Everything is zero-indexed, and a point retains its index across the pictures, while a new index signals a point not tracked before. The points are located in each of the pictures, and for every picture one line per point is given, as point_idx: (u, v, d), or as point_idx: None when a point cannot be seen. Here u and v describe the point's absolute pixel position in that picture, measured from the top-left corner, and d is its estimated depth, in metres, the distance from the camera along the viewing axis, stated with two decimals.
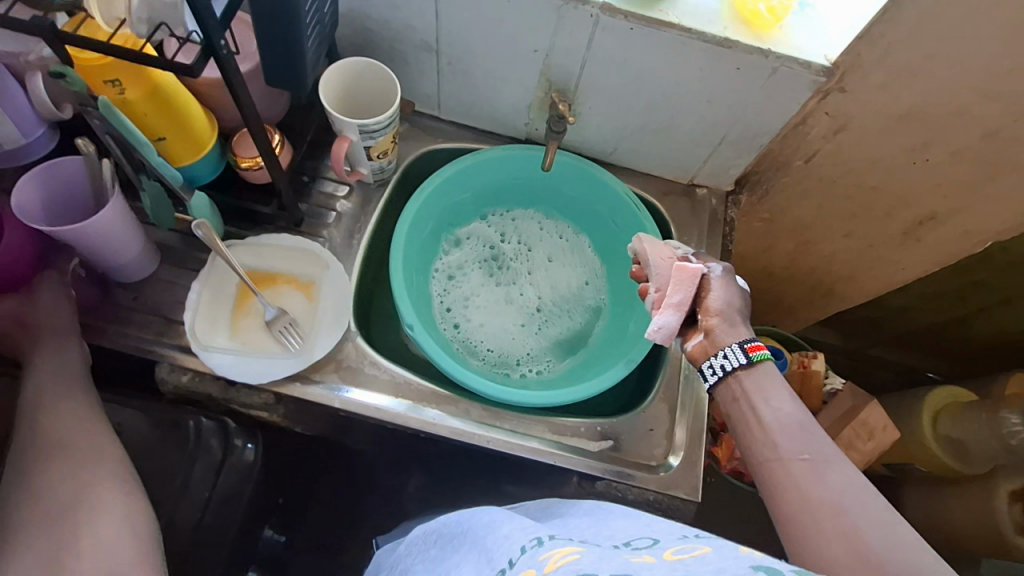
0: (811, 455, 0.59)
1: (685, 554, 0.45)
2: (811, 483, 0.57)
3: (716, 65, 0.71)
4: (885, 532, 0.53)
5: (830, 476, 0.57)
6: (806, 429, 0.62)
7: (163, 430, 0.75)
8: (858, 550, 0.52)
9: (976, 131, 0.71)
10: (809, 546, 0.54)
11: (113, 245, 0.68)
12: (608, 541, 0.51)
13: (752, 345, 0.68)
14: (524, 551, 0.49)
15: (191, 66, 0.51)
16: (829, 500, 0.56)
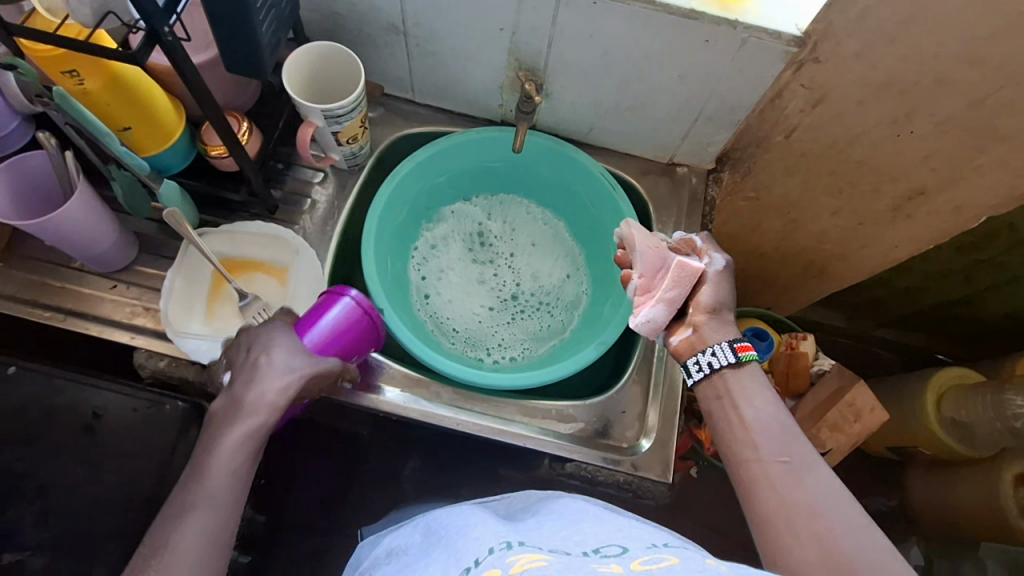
0: (795, 458, 0.58)
1: (652, 565, 0.46)
2: (791, 484, 0.56)
3: (685, 39, 0.69)
4: (860, 538, 0.52)
5: (811, 479, 0.56)
6: (790, 429, 0.60)
7: (140, 412, 0.76)
8: (831, 556, 0.51)
9: (961, 99, 0.68)
10: (781, 548, 0.54)
11: (86, 235, 0.69)
12: (578, 548, 0.51)
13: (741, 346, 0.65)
14: (491, 552, 0.50)
15: (135, 53, 0.52)
16: (807, 502, 0.54)
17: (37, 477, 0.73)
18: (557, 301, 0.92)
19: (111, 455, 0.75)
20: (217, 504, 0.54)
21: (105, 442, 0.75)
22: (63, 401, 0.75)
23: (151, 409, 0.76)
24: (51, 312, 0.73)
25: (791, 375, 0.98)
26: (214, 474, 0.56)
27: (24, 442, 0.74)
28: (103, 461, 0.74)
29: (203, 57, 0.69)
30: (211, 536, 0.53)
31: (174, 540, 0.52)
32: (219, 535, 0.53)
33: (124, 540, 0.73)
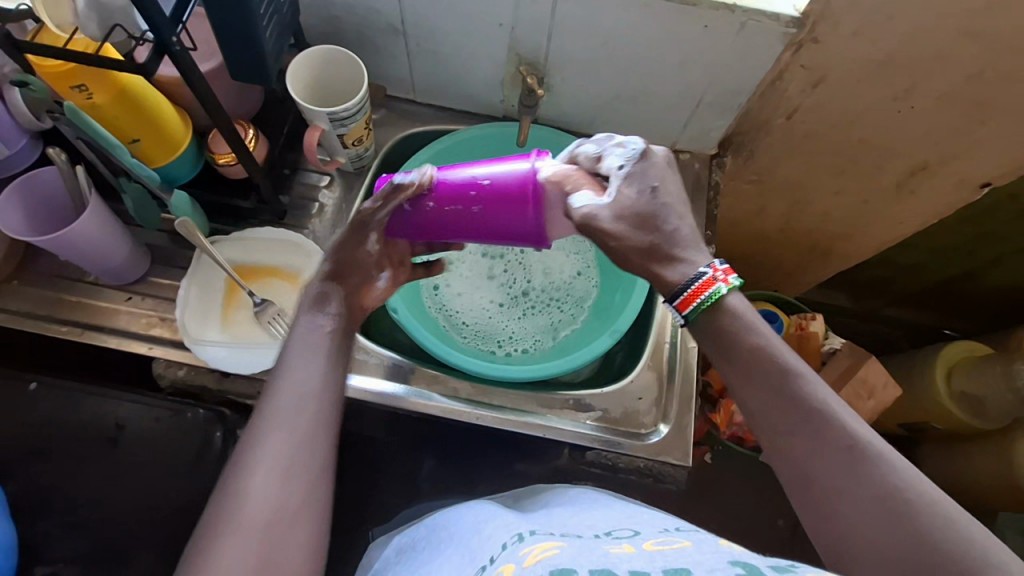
0: (820, 435, 0.52)
1: (665, 545, 0.46)
2: (824, 470, 0.51)
3: (684, 26, 0.69)
4: (917, 512, 0.47)
5: (844, 456, 0.50)
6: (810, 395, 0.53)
7: (162, 421, 0.76)
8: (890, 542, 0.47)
9: (959, 72, 0.69)
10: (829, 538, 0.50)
11: (98, 248, 0.70)
12: (590, 530, 0.52)
13: (684, 300, 0.57)
14: (504, 548, 0.50)
15: (146, 64, 0.52)
16: (848, 484, 0.50)
17: (65, 490, 0.74)
18: (567, 297, 0.91)
19: (136, 466, 0.75)
20: (294, 419, 0.55)
21: (130, 454, 0.75)
22: (88, 414, 0.76)
23: (172, 418, 0.76)
24: (69, 327, 0.74)
25: (802, 356, 0.98)
26: (281, 394, 0.56)
27: (50, 456, 0.75)
28: (128, 472, 0.75)
29: (209, 65, 0.70)
30: (300, 439, 0.54)
31: (276, 409, 0.55)
32: (307, 436, 0.54)
33: (154, 548, 0.74)
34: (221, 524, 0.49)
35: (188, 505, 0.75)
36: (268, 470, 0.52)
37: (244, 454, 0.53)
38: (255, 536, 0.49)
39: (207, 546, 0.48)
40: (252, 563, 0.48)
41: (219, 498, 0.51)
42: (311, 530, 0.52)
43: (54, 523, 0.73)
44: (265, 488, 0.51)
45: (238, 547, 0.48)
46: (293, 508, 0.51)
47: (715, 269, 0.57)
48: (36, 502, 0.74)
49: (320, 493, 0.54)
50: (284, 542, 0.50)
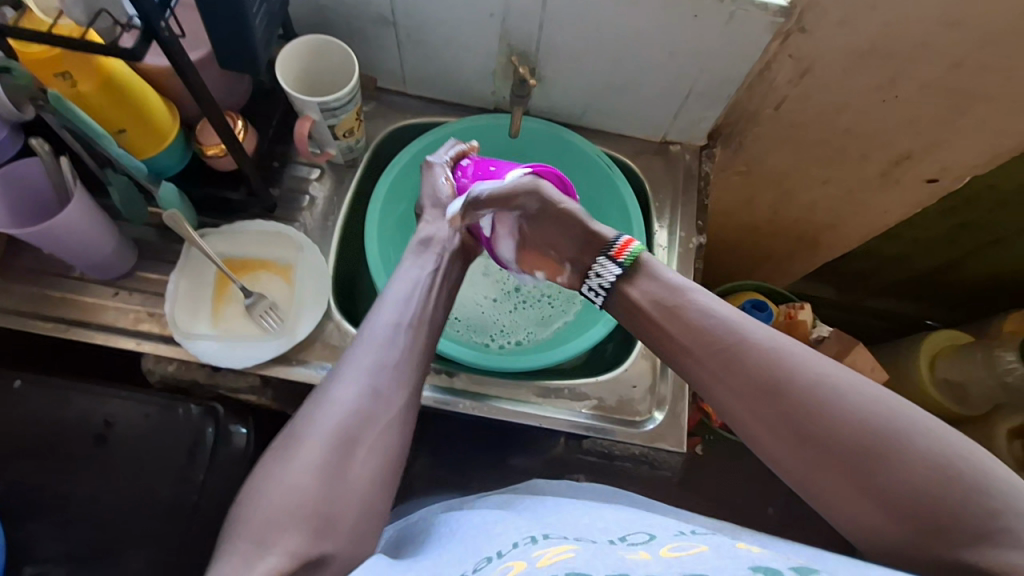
0: (802, 394, 0.51)
1: (681, 552, 0.46)
2: (816, 433, 0.49)
3: (674, 16, 0.70)
4: (935, 462, 0.45)
5: (835, 410, 0.49)
6: (793, 354, 0.53)
7: (151, 418, 0.75)
8: (905, 505, 0.45)
9: (943, 61, 0.71)
10: (846, 519, 0.48)
11: (84, 241, 0.68)
12: (603, 536, 0.51)
13: (617, 249, 0.66)
14: (516, 546, 0.49)
15: (133, 49, 0.51)
16: (853, 447, 0.48)
17: (52, 489, 0.72)
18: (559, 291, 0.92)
19: (124, 464, 0.74)
20: (388, 342, 0.63)
21: (118, 452, 0.74)
22: (75, 411, 0.74)
23: (162, 414, 0.75)
24: (54, 323, 0.73)
25: None
26: (376, 320, 0.65)
27: (36, 456, 0.73)
28: (117, 470, 0.73)
29: (198, 54, 0.69)
30: (385, 362, 0.61)
31: (372, 333, 0.63)
32: (391, 360, 0.62)
33: (146, 548, 0.72)
34: (309, 420, 0.56)
35: (179, 503, 0.73)
36: (356, 378, 0.59)
37: (338, 369, 0.61)
38: (335, 437, 0.55)
39: (301, 434, 0.55)
40: (333, 459, 0.54)
41: (311, 401, 0.58)
42: (382, 448, 0.57)
43: (41, 524, 0.72)
44: (352, 392, 0.58)
45: (324, 437, 0.54)
46: (375, 414, 0.58)
47: (630, 238, 0.68)
48: (22, 501, 0.72)
49: (402, 412, 0.59)
50: (362, 442, 0.56)
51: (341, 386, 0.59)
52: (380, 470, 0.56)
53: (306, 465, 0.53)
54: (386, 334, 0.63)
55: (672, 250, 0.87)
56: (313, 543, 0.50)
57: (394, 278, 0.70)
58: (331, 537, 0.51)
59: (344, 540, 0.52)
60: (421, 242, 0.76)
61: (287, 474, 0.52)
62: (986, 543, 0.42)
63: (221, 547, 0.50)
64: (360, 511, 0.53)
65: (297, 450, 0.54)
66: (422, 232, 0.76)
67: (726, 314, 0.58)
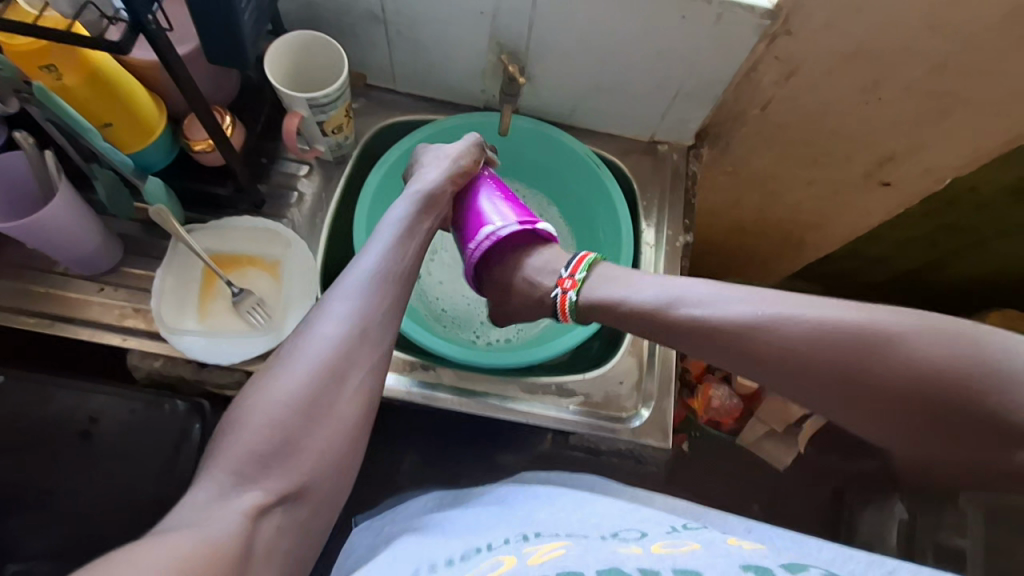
0: (802, 356, 0.60)
1: (673, 548, 0.47)
2: (845, 381, 0.59)
3: (662, 17, 0.70)
4: (949, 366, 0.55)
5: (830, 355, 0.59)
6: (779, 324, 0.62)
7: (137, 415, 0.74)
8: (943, 411, 0.55)
9: (924, 64, 0.72)
10: (881, 438, 0.60)
11: (67, 236, 0.67)
12: (595, 531, 0.52)
13: (561, 312, 0.75)
14: (508, 545, 0.51)
15: (119, 42, 0.51)
16: (867, 382, 0.58)
17: (37, 485, 0.72)
18: None
19: (110, 461, 0.73)
20: (370, 292, 0.64)
21: (103, 449, 0.73)
22: (60, 408, 0.74)
23: (148, 411, 0.74)
24: (38, 319, 0.72)
25: None
26: (355, 270, 0.66)
27: (20, 452, 0.73)
28: (102, 466, 0.73)
29: (186, 48, 0.68)
30: (366, 312, 0.63)
31: (352, 283, 0.64)
32: (372, 310, 0.63)
33: (131, 543, 0.72)
34: (292, 358, 0.58)
35: (164, 500, 0.73)
36: (337, 322, 0.61)
37: (320, 309, 0.62)
38: (311, 382, 0.57)
39: (278, 376, 0.57)
40: (310, 401, 0.56)
41: (293, 337, 0.60)
42: (359, 391, 0.59)
43: (27, 520, 0.72)
44: (332, 335, 0.60)
45: (302, 382, 0.57)
46: (355, 358, 0.60)
47: (562, 284, 0.75)
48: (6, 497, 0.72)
49: (378, 359, 0.62)
50: (343, 382, 0.58)
51: (320, 331, 0.60)
52: (357, 411, 0.59)
53: (285, 403, 0.56)
54: (370, 284, 0.65)
55: (659, 250, 0.88)
56: (289, 476, 0.54)
57: (378, 225, 0.71)
58: (307, 471, 0.55)
59: (319, 473, 0.55)
60: (426, 197, 0.75)
61: (268, 408, 0.55)
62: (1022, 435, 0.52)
63: (202, 472, 0.53)
64: (336, 450, 0.57)
65: (277, 385, 0.56)
66: (421, 186, 0.75)
67: (710, 308, 0.66)
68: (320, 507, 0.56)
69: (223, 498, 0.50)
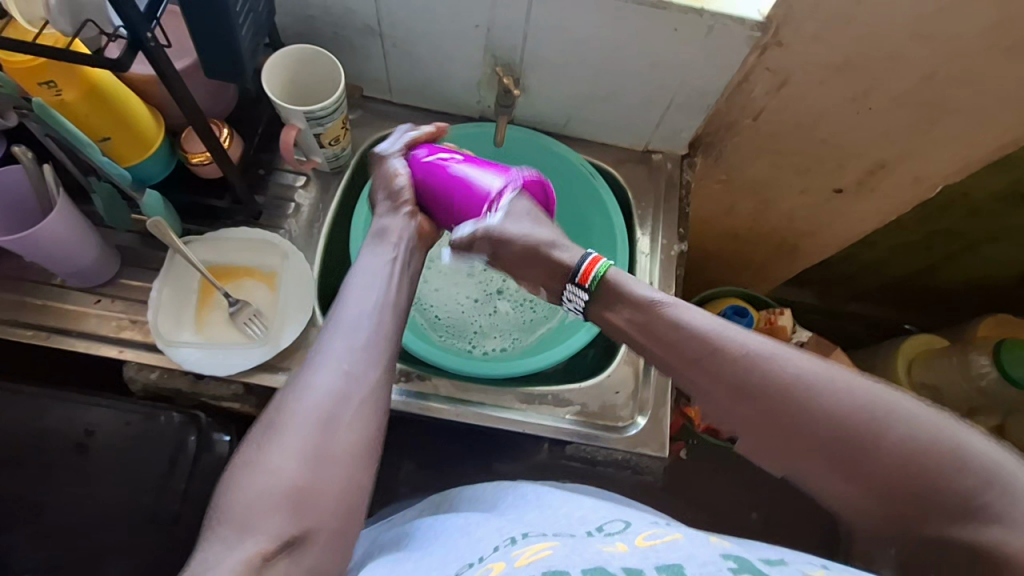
0: (789, 395, 0.54)
1: (656, 539, 0.47)
2: (812, 430, 0.52)
3: (654, 29, 0.71)
4: (927, 442, 0.49)
5: (816, 407, 0.52)
6: (763, 359, 0.56)
7: (134, 427, 0.74)
8: (898, 487, 0.49)
9: (912, 74, 0.73)
10: (831, 496, 0.53)
11: (64, 249, 0.68)
12: (582, 528, 0.53)
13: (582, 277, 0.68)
14: (496, 550, 0.50)
15: (118, 59, 0.51)
16: (840, 442, 0.51)
17: (32, 499, 0.72)
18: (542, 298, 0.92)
19: (105, 473, 0.73)
20: (363, 327, 0.62)
21: (99, 461, 0.73)
22: (56, 421, 0.74)
23: (145, 423, 0.74)
24: (35, 331, 0.72)
25: None
26: (348, 305, 0.64)
27: (15, 465, 0.72)
28: (98, 479, 0.73)
29: (185, 62, 0.69)
30: (356, 348, 0.61)
31: (344, 319, 0.62)
32: (364, 345, 0.61)
33: (126, 555, 0.72)
34: (287, 407, 0.56)
35: (161, 513, 0.72)
36: (333, 365, 0.59)
37: (315, 352, 0.60)
38: (308, 424, 0.55)
39: (276, 423, 0.55)
40: (308, 446, 0.54)
41: (291, 384, 0.58)
42: (359, 431, 0.57)
43: (22, 533, 0.71)
44: (326, 378, 0.58)
45: (300, 427, 0.55)
46: (351, 397, 0.57)
47: (595, 253, 0.70)
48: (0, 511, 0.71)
49: (376, 395, 0.59)
50: (342, 423, 0.56)
51: (314, 374, 0.58)
52: (360, 452, 0.56)
53: (285, 450, 0.53)
54: (361, 320, 0.63)
55: (654, 257, 0.89)
56: (294, 523, 0.52)
57: (363, 257, 0.70)
58: (313, 516, 0.52)
59: (327, 517, 0.53)
60: (392, 195, 0.75)
61: (267, 460, 0.53)
62: (969, 515, 0.47)
63: (205, 531, 0.51)
64: (346, 490, 0.54)
65: (275, 433, 0.54)
66: (394, 200, 0.75)
67: (708, 326, 0.59)
68: (330, 555, 0.53)
69: (228, 549, 0.49)
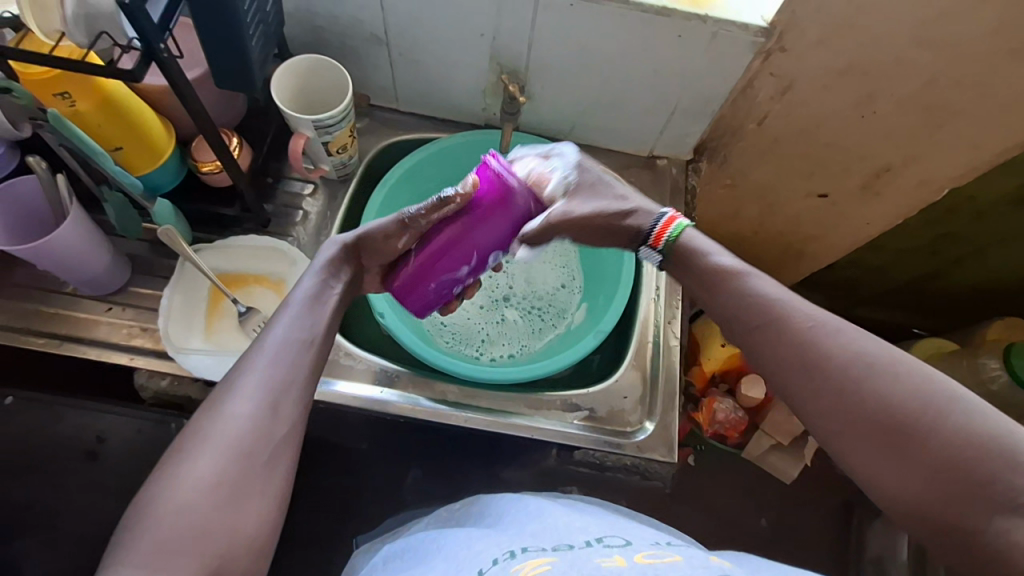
0: (845, 368, 0.51)
1: (656, 558, 0.47)
2: (857, 402, 0.50)
3: (659, 36, 0.72)
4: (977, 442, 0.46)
5: (863, 384, 0.50)
6: (836, 331, 0.53)
7: (145, 433, 0.75)
8: (941, 471, 0.47)
9: (916, 78, 0.74)
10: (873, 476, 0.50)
11: (77, 257, 0.69)
12: (581, 538, 0.52)
13: (655, 237, 0.66)
14: (496, 564, 0.49)
15: (133, 71, 0.52)
16: (884, 418, 0.49)
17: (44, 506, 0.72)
18: (548, 306, 0.93)
19: (117, 480, 0.74)
20: (290, 356, 0.56)
21: (110, 468, 0.74)
22: (68, 429, 0.74)
23: (156, 429, 0.75)
24: (47, 340, 0.73)
25: None
26: (275, 333, 0.57)
27: (28, 472, 0.73)
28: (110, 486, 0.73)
29: (196, 72, 0.70)
30: (281, 378, 0.54)
31: (268, 346, 0.56)
32: (291, 374, 0.55)
33: None
34: (197, 442, 0.50)
35: None
36: (254, 396, 0.52)
37: (233, 379, 0.54)
38: (220, 464, 0.49)
39: (186, 460, 0.49)
40: (218, 487, 0.48)
41: (202, 415, 0.51)
42: (277, 469, 0.51)
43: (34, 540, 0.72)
44: (242, 412, 0.51)
45: (212, 466, 0.48)
46: (272, 431, 0.52)
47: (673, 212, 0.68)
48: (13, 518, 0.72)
49: (298, 428, 0.54)
50: (259, 460, 0.50)
51: (231, 406, 0.52)
52: (275, 492, 0.51)
53: (191, 493, 0.47)
54: (290, 348, 0.56)
55: None
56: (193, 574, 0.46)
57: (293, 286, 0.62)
58: (221, 563, 0.47)
59: (238, 565, 0.48)
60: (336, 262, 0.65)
61: (171, 502, 0.47)
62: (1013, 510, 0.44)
63: None
64: (255, 537, 0.49)
65: (181, 474, 0.48)
66: (339, 245, 0.66)
67: (782, 296, 0.57)
68: None
69: None
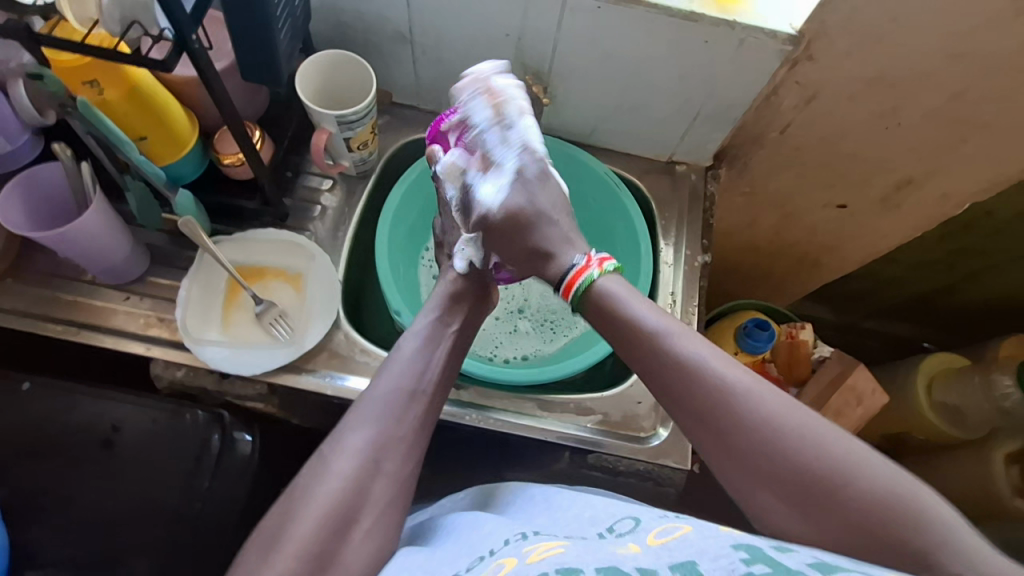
0: (758, 427, 0.52)
1: (667, 537, 0.46)
2: (775, 462, 0.51)
3: (685, 41, 0.72)
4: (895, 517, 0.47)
5: (782, 452, 0.51)
6: (759, 396, 0.53)
7: (159, 424, 0.75)
8: (859, 533, 0.48)
9: (944, 92, 0.73)
10: (785, 530, 0.51)
11: (99, 246, 0.69)
12: (592, 530, 0.52)
13: (565, 288, 0.66)
14: (507, 543, 0.49)
15: (164, 60, 0.52)
16: (806, 478, 0.50)
17: (56, 493, 0.72)
18: (563, 319, 0.92)
19: (128, 470, 0.74)
20: (398, 412, 0.59)
21: (122, 458, 0.74)
22: (83, 416, 0.74)
23: (169, 420, 0.75)
24: (64, 326, 0.73)
25: (792, 363, 1.01)
26: (380, 386, 0.61)
27: (41, 458, 0.73)
28: (121, 475, 0.73)
29: (222, 64, 0.70)
30: (385, 435, 0.58)
31: (375, 401, 0.60)
32: (398, 431, 0.58)
33: (146, 551, 0.72)
34: (302, 500, 0.53)
35: (184, 510, 0.73)
36: (360, 452, 0.56)
37: (339, 436, 0.57)
38: (320, 519, 0.52)
39: (291, 514, 0.52)
40: (318, 543, 0.51)
41: (311, 469, 0.55)
42: (375, 528, 0.54)
43: (45, 527, 0.72)
44: (345, 473, 0.55)
45: (313, 523, 0.52)
46: (372, 488, 0.55)
47: (588, 259, 0.67)
48: (26, 504, 0.72)
49: (401, 487, 0.57)
50: (358, 517, 0.54)
51: (339, 461, 0.55)
52: (372, 549, 0.53)
53: (292, 555, 0.50)
54: (398, 403, 0.60)
55: (677, 269, 0.88)
56: None
57: (399, 340, 0.67)
58: None
59: None
60: (449, 296, 0.71)
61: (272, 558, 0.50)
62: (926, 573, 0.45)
63: None
64: None
65: (286, 533, 0.51)
66: (442, 289, 0.72)
67: (694, 356, 0.57)
68: None
69: None
